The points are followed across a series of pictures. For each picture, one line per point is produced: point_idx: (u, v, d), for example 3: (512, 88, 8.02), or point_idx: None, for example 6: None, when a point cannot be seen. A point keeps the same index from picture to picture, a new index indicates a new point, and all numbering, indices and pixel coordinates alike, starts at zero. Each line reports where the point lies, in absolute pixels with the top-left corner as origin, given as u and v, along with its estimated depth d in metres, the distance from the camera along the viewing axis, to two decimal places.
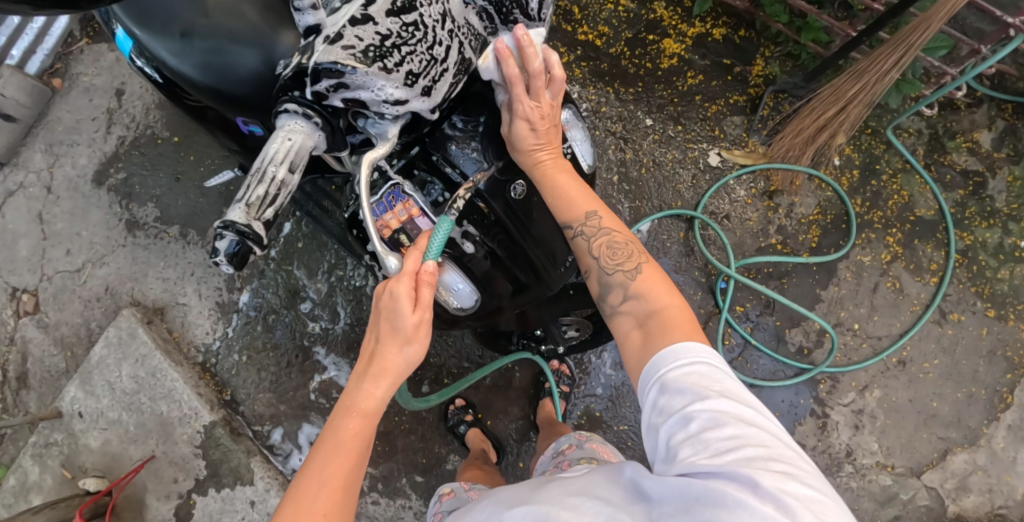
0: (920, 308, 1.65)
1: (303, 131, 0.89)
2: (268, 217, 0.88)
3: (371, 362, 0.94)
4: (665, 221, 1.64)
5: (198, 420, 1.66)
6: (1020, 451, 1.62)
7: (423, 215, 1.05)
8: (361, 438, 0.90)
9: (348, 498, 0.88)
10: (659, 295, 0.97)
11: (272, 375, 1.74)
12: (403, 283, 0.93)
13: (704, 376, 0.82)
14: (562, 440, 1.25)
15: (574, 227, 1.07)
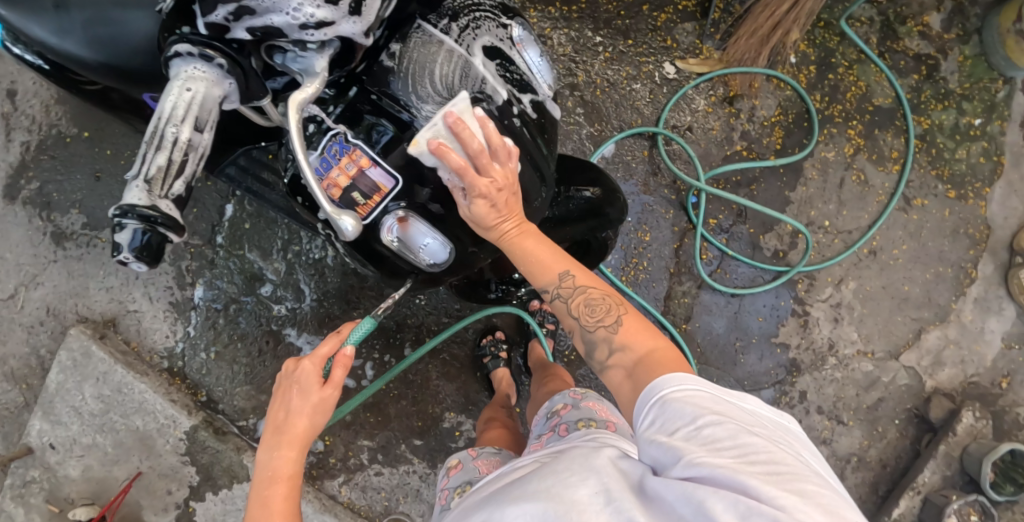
0: (885, 198, 1.68)
1: (206, 78, 0.71)
2: (178, 192, 0.71)
3: (279, 431, 0.89)
4: (628, 141, 1.58)
5: (178, 427, 1.59)
6: (986, 321, 1.72)
7: (375, 165, 0.87)
8: (291, 505, 0.86)
9: None
10: (644, 339, 0.84)
11: (246, 367, 1.66)
12: (316, 359, 0.92)
13: (701, 393, 0.71)
14: (557, 399, 1.16)
15: (550, 290, 0.91)
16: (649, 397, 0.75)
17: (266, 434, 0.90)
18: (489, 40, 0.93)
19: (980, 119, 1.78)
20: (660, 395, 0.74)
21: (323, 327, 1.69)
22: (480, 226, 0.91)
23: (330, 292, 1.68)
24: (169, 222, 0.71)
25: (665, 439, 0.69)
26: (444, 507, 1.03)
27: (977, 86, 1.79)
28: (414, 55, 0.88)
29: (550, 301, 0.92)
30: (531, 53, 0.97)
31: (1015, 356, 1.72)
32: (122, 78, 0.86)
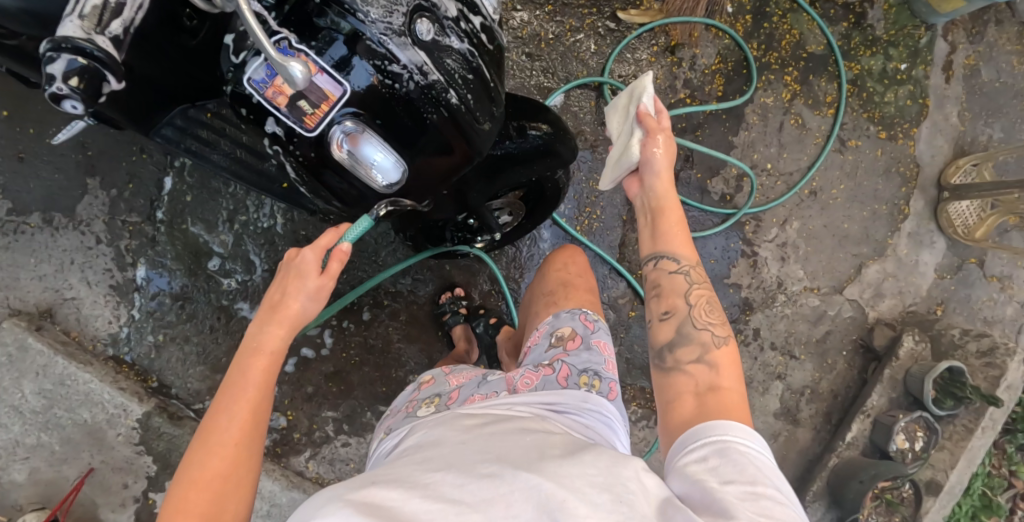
0: (822, 140, 1.74)
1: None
2: (115, 34, 0.79)
3: (275, 306, 0.91)
4: (574, 92, 1.59)
5: (130, 416, 1.53)
6: (920, 254, 1.82)
7: (322, 72, 0.77)
8: (270, 376, 0.89)
9: (259, 430, 0.87)
10: (727, 372, 0.90)
11: (197, 347, 1.60)
12: (317, 249, 0.92)
13: (762, 462, 0.77)
14: (562, 316, 1.15)
15: (682, 264, 0.97)
16: (710, 438, 0.79)
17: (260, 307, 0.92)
18: None
19: (905, 65, 1.86)
20: (724, 441, 0.79)
21: None
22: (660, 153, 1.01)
23: (282, 262, 1.64)
24: (108, 60, 0.78)
25: (725, 490, 0.73)
26: (409, 414, 1.00)
27: (902, 33, 1.86)
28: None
29: (671, 270, 0.97)
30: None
31: (947, 285, 1.83)
32: (48, 29, 0.82)
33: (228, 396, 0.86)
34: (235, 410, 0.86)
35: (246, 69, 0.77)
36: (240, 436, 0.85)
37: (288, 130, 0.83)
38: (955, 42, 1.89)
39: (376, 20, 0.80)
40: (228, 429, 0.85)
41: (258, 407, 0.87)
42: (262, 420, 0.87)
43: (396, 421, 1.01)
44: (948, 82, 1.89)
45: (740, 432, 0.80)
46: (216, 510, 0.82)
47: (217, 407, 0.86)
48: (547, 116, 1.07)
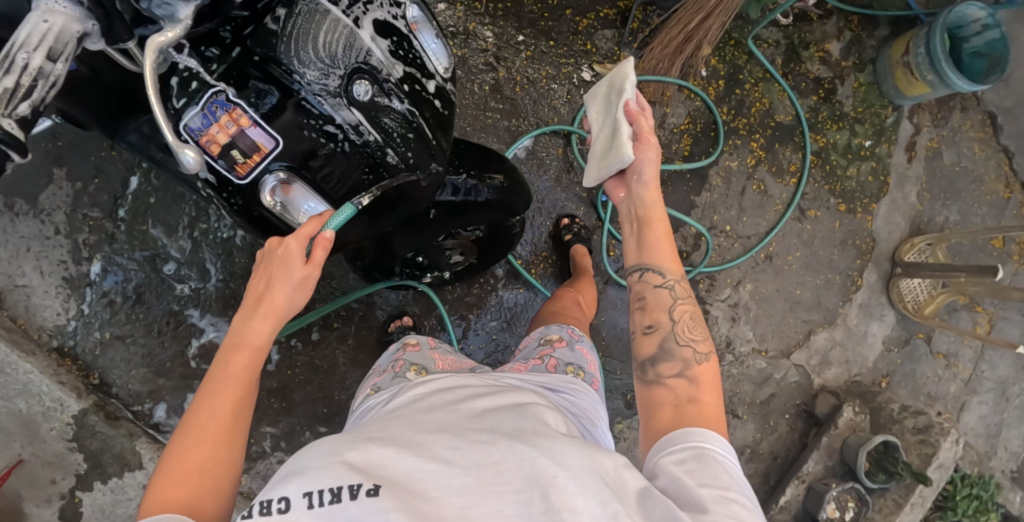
0: (782, 207, 1.79)
1: (65, 15, 0.65)
2: (24, 115, 0.65)
3: (259, 299, 0.89)
4: (543, 138, 1.62)
5: (66, 411, 1.51)
6: (868, 325, 1.87)
7: (256, 125, 0.81)
8: (250, 371, 0.88)
9: (239, 425, 0.85)
10: (708, 388, 0.90)
11: (143, 348, 1.59)
12: (301, 237, 0.86)
13: (735, 471, 0.79)
14: (551, 329, 1.21)
15: (666, 278, 0.98)
16: (689, 443, 0.80)
17: (246, 300, 0.90)
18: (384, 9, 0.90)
19: (870, 142, 1.93)
20: (703, 446, 0.80)
21: (228, 309, 1.65)
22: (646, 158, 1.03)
23: (237, 273, 1.64)
24: (15, 145, 0.65)
25: (701, 490, 0.74)
26: (398, 374, 1.00)
27: (870, 111, 1.94)
28: (297, 21, 0.84)
29: (658, 283, 0.97)
30: (429, 31, 0.95)
31: (893, 358, 1.88)
32: None
33: (212, 390, 0.85)
34: (214, 404, 0.84)
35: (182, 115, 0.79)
36: (219, 433, 0.83)
37: (219, 177, 0.84)
38: (920, 124, 1.97)
39: (312, 83, 0.84)
40: (207, 422, 0.83)
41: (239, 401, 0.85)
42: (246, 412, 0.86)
43: (384, 379, 1.01)
44: (910, 162, 1.96)
45: (718, 440, 0.82)
46: (195, 503, 0.78)
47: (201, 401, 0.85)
48: (502, 165, 1.09)
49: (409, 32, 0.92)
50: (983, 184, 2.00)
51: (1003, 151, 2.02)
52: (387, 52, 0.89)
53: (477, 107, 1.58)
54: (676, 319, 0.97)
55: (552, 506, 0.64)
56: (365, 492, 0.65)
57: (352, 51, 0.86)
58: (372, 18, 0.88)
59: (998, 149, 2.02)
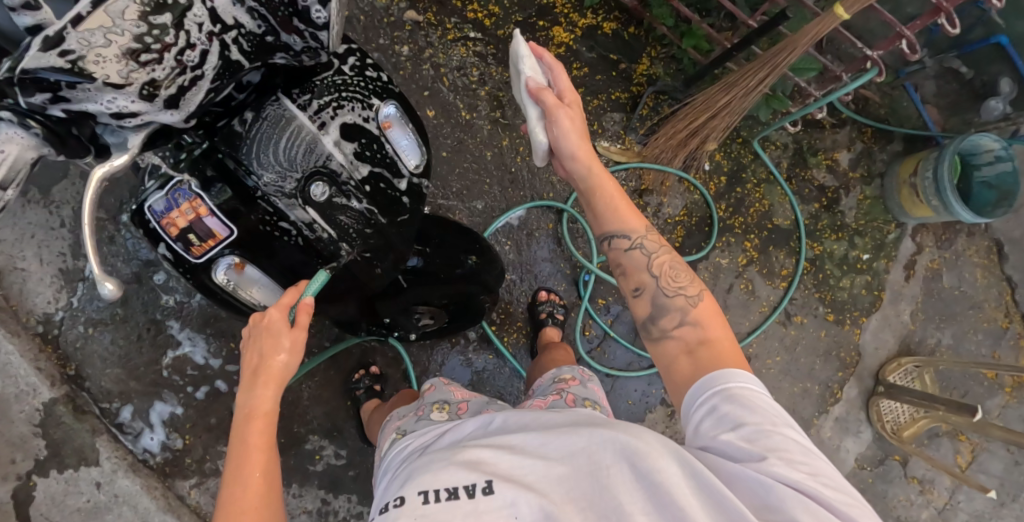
0: (767, 309, 1.81)
1: (21, 142, 0.69)
2: None
3: (255, 372, 0.93)
4: (535, 212, 1.66)
5: (37, 397, 1.56)
6: (842, 440, 1.86)
7: (212, 215, 0.95)
8: (267, 437, 0.91)
9: (274, 488, 0.89)
10: (713, 324, 0.93)
11: (121, 349, 1.63)
12: (280, 306, 0.95)
13: (764, 397, 0.82)
14: (563, 368, 1.20)
15: (633, 238, 0.98)
16: (716, 389, 0.83)
17: (243, 378, 0.94)
18: (351, 115, 1.02)
19: (867, 255, 1.93)
20: (727, 393, 0.82)
21: (207, 326, 1.68)
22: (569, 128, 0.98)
23: None
24: None
25: (740, 440, 0.78)
26: (421, 417, 1.05)
27: (872, 225, 1.95)
28: (262, 128, 0.97)
29: (625, 248, 0.98)
30: (400, 130, 1.07)
31: (863, 476, 1.86)
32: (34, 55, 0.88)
33: (233, 465, 0.88)
34: (239, 478, 0.87)
35: (149, 199, 0.94)
36: (259, 499, 0.86)
37: (177, 255, 0.98)
38: (922, 244, 1.97)
39: (268, 184, 0.98)
40: (240, 494, 0.86)
41: (266, 466, 0.89)
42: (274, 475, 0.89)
43: (411, 422, 1.05)
44: (906, 281, 1.96)
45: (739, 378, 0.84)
46: None
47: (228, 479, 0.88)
48: (470, 248, 1.27)
49: (377, 135, 1.04)
50: (982, 311, 1.98)
51: (1006, 279, 2.01)
52: (350, 154, 1.01)
53: (475, 172, 1.63)
54: (658, 273, 0.98)
55: (638, 476, 0.73)
56: (481, 490, 0.75)
57: (313, 154, 0.98)
58: (337, 123, 1.00)
59: (1001, 277, 2.00)
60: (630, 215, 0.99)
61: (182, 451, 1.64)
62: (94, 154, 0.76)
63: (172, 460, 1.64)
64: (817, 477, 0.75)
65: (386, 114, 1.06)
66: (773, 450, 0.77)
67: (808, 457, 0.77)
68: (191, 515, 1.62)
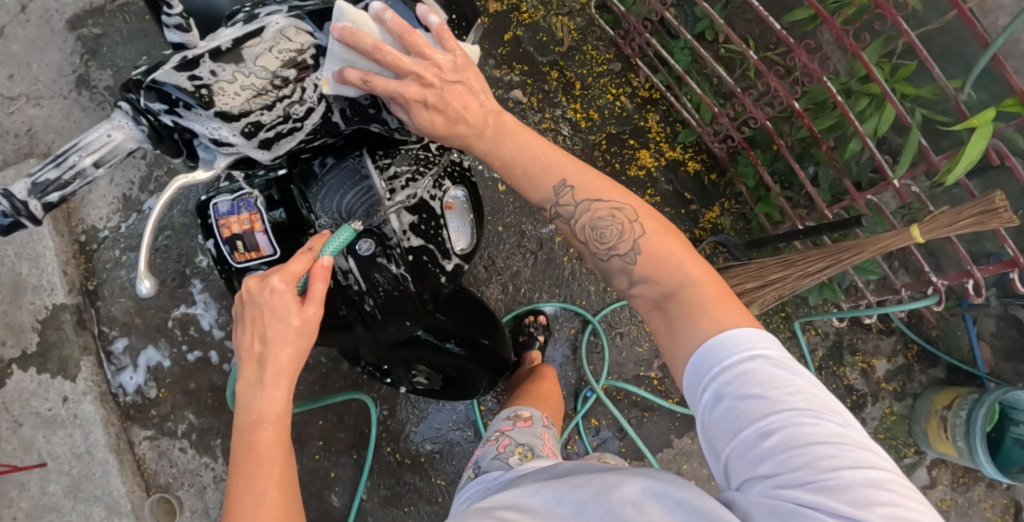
0: None
1: (128, 130, 0.79)
2: (53, 201, 0.76)
3: (261, 366, 0.90)
4: (564, 313, 1.69)
5: (51, 296, 1.64)
6: None
7: (264, 232, 1.00)
8: (280, 441, 0.93)
9: (289, 488, 0.93)
10: (669, 277, 0.90)
11: (141, 286, 1.70)
12: (284, 278, 0.90)
13: (770, 370, 0.79)
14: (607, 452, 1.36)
15: (548, 208, 0.96)
16: (711, 382, 0.81)
17: (244, 368, 0.91)
18: (422, 191, 1.06)
19: None
20: (720, 386, 0.80)
21: (224, 297, 1.75)
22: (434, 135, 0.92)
23: None
24: (31, 218, 0.76)
25: (743, 438, 0.77)
26: (502, 453, 1.17)
27: (890, 442, 1.87)
28: (338, 175, 1.04)
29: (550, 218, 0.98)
30: (460, 215, 1.12)
31: None
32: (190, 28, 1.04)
33: (247, 476, 0.91)
34: (253, 491, 0.90)
35: (216, 198, 1.00)
36: (275, 501, 0.91)
37: (221, 255, 1.03)
38: (937, 478, 1.88)
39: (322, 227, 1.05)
40: (257, 509, 0.89)
41: (281, 471, 0.92)
42: (287, 475, 0.93)
43: (487, 457, 1.17)
44: None
45: (734, 351, 0.81)
46: None
47: (243, 489, 0.90)
48: (489, 328, 1.30)
49: (439, 214, 1.09)
50: None
51: None
52: (405, 225, 1.05)
53: (519, 254, 1.68)
54: (586, 240, 0.97)
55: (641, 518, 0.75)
56: None
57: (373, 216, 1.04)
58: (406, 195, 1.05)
59: None
60: (537, 185, 0.95)
61: (151, 402, 1.69)
62: (184, 155, 0.87)
63: (139, 405, 1.69)
64: (827, 460, 0.72)
65: (452, 197, 1.10)
66: (772, 445, 0.75)
67: (823, 437, 0.74)
68: (133, 463, 1.67)
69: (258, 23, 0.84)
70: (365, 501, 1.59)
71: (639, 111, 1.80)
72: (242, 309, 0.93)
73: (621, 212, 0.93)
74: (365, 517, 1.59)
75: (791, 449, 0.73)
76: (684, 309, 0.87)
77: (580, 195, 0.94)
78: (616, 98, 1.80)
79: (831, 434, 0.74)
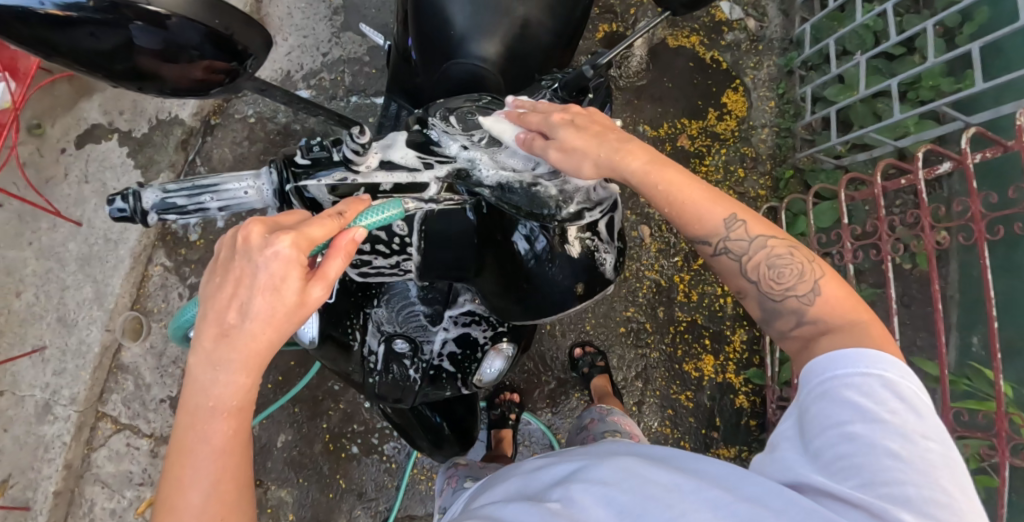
0: None
1: (262, 194, 0.81)
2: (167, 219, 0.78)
3: (226, 338, 0.74)
4: (537, 437, 1.78)
5: (178, 112, 1.81)
6: None
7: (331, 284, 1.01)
8: (239, 434, 0.77)
9: (240, 484, 0.78)
10: (843, 312, 0.88)
11: (247, 150, 1.84)
12: (295, 244, 0.74)
13: (879, 389, 0.78)
14: (589, 412, 1.60)
15: (715, 243, 0.92)
16: (817, 381, 0.82)
17: (205, 335, 0.75)
18: (477, 329, 1.12)
19: None
20: (828, 386, 0.80)
21: None
22: (573, 132, 0.86)
23: None
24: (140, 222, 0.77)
25: (820, 444, 0.77)
26: (456, 487, 1.41)
27: None
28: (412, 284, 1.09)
29: (718, 252, 0.93)
30: (499, 362, 1.13)
31: None
32: (419, 15, 1.38)
33: (188, 461, 0.76)
34: (194, 485, 0.75)
35: None
36: (218, 505, 0.76)
37: None
38: None
39: (377, 315, 1.09)
40: (199, 508, 0.75)
41: (236, 464, 0.77)
42: (242, 472, 0.78)
43: (446, 494, 1.42)
44: None
45: (852, 362, 0.80)
46: None
47: (176, 475, 0.76)
48: (462, 414, 1.47)
49: (482, 353, 1.13)
50: None
51: None
52: (445, 351, 1.12)
53: (542, 364, 1.80)
54: (757, 280, 0.93)
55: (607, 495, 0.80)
56: None
57: (425, 330, 1.11)
58: (461, 330, 1.12)
59: None
60: (698, 214, 0.90)
61: (187, 242, 1.83)
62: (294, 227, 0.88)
63: (178, 237, 1.83)
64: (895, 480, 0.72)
65: (501, 349, 1.12)
66: (845, 451, 0.75)
67: (902, 455, 0.73)
68: (138, 276, 1.80)
69: (427, 176, 0.85)
70: (276, 448, 1.75)
71: (731, 323, 1.81)
72: (231, 263, 0.76)
73: (798, 253, 0.93)
74: (268, 460, 1.75)
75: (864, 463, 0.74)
76: (843, 341, 0.84)
77: (753, 228, 0.92)
78: (721, 296, 1.82)
79: (914, 455, 0.74)
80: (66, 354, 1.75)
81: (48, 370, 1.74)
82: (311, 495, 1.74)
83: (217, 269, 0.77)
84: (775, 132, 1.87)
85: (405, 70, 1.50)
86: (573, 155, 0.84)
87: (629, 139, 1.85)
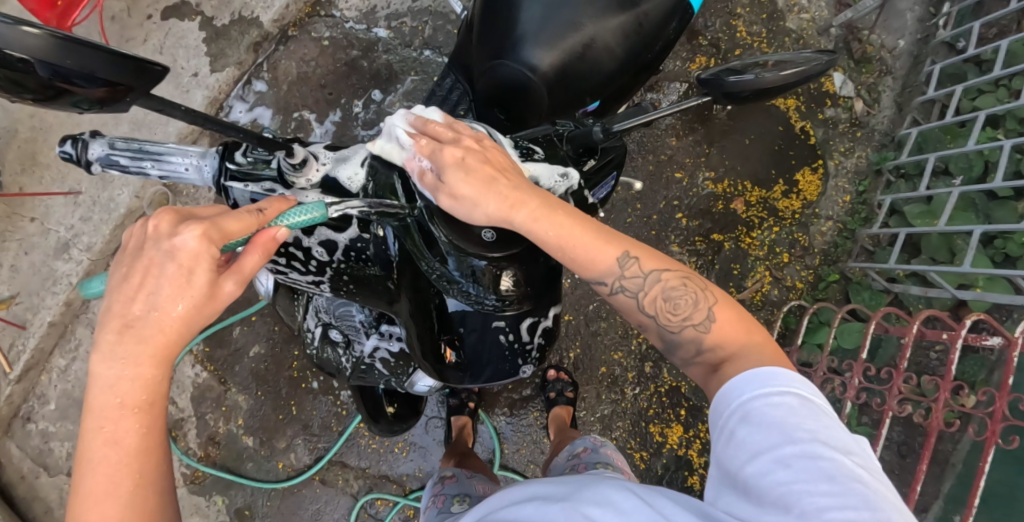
0: None
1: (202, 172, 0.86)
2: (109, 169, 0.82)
3: (132, 327, 0.73)
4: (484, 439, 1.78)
5: (262, 11, 1.79)
6: None
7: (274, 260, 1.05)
8: (146, 433, 0.75)
9: (146, 484, 0.75)
10: (731, 337, 0.91)
11: (311, 70, 1.83)
12: (204, 236, 0.74)
13: (798, 409, 0.80)
14: (578, 441, 1.44)
15: (610, 282, 0.94)
16: (736, 405, 0.83)
17: (108, 327, 0.73)
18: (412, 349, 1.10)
19: None
20: (747, 409, 0.82)
21: (339, 142, 1.83)
22: (460, 173, 0.83)
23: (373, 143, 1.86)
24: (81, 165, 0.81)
25: (753, 470, 0.77)
26: (442, 509, 1.26)
27: None
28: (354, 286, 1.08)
29: (612, 289, 0.95)
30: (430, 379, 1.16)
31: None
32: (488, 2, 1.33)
33: (91, 465, 0.73)
34: (92, 489, 0.73)
35: None
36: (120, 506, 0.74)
37: None
38: None
39: (319, 301, 1.12)
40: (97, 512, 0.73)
41: (143, 465, 0.75)
42: (158, 482, 0.76)
43: (429, 514, 1.27)
44: None
45: (769, 381, 0.82)
46: None
47: (79, 476, 0.73)
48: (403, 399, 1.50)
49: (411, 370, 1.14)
50: None
51: None
52: (377, 355, 1.13)
53: None
54: (655, 312, 0.96)
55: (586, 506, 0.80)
56: None
57: (361, 330, 1.11)
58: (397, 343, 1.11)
59: None
60: (592, 257, 0.91)
61: None
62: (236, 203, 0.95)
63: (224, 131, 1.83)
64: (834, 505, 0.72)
65: None
66: (782, 478, 0.75)
67: (834, 476, 0.73)
68: None
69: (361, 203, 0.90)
70: (247, 358, 1.81)
71: None
72: (139, 253, 0.75)
73: (691, 281, 0.96)
74: (236, 366, 1.81)
75: (798, 486, 0.74)
76: (745, 366, 0.87)
77: (647, 265, 0.94)
78: None
79: (841, 472, 0.74)
80: (96, 205, 1.85)
81: (76, 214, 1.85)
82: (264, 412, 1.81)
83: (125, 259, 0.76)
84: (836, 229, 1.73)
85: (466, 48, 1.44)
86: (462, 203, 0.83)
87: (686, 184, 1.73)
